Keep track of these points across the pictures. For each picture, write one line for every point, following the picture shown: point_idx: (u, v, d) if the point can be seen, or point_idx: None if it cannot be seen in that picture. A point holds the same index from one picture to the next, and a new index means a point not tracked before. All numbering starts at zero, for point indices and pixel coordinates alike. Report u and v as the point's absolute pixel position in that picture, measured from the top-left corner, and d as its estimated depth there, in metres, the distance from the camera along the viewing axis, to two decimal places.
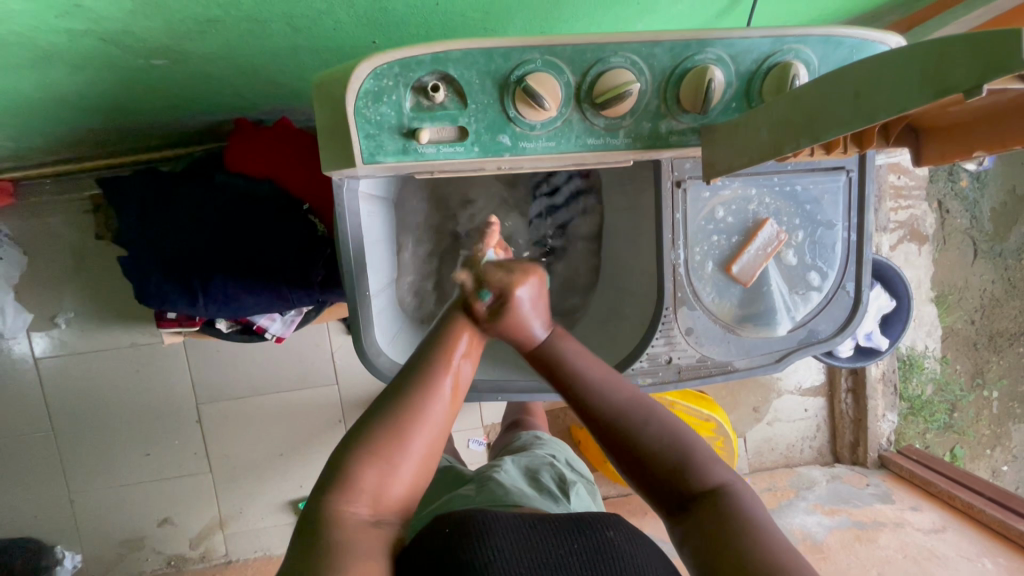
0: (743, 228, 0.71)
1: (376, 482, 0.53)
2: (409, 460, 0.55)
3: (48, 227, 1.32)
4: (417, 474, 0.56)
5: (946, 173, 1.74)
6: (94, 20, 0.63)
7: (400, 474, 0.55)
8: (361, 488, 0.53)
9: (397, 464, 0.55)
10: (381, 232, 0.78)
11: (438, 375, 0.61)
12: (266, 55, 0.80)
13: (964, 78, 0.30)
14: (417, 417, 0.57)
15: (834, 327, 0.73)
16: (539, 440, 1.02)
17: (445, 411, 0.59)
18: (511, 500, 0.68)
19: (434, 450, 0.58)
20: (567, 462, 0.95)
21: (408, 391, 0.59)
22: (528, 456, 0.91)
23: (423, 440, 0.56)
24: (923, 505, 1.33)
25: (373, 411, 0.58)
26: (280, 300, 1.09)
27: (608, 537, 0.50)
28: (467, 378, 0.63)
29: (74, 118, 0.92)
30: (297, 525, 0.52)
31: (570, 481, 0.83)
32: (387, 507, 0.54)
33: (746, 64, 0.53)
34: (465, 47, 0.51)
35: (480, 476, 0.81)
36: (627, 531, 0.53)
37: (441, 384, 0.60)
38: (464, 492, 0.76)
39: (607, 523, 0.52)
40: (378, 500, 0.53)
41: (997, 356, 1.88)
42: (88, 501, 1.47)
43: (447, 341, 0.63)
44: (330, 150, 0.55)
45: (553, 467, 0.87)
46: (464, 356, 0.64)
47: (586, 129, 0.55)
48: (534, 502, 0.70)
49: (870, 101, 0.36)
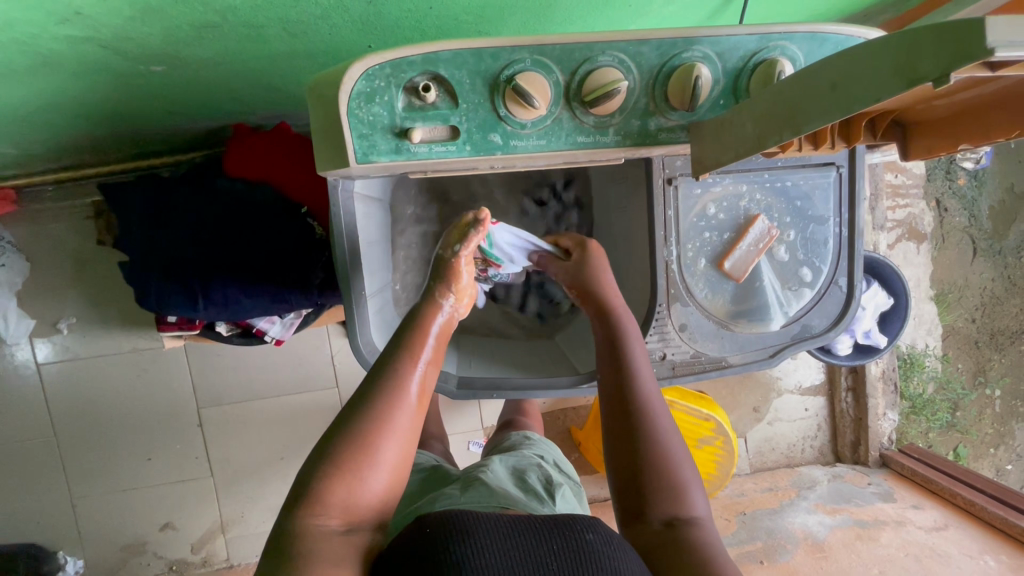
0: (734, 224, 0.72)
1: (344, 494, 0.53)
2: (376, 471, 0.55)
3: (51, 234, 1.33)
4: (388, 483, 0.56)
5: (943, 171, 1.75)
6: (94, 28, 0.65)
7: (368, 484, 0.54)
8: (331, 500, 0.53)
9: (365, 475, 0.54)
10: (377, 232, 0.79)
11: (405, 381, 0.60)
12: (264, 60, 0.81)
13: (933, 66, 0.29)
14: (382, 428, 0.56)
15: (827, 322, 0.73)
16: (528, 441, 1.02)
17: (410, 418, 0.58)
18: (494, 503, 0.67)
19: (404, 458, 0.57)
20: (555, 464, 0.95)
21: (374, 398, 0.57)
22: (517, 457, 0.90)
23: (392, 448, 0.56)
24: (925, 504, 1.33)
25: (340, 420, 0.57)
26: (279, 302, 1.09)
27: (586, 540, 0.50)
28: (433, 386, 0.62)
29: (75, 124, 0.93)
30: (268, 540, 0.53)
31: (557, 482, 0.83)
32: (359, 517, 0.54)
33: (733, 61, 0.54)
34: (455, 48, 0.52)
35: (466, 475, 0.81)
36: (608, 533, 0.52)
37: (408, 390, 0.59)
38: (450, 491, 0.75)
39: (587, 525, 0.52)
40: (350, 510, 0.53)
41: (999, 354, 1.88)
42: (90, 506, 1.48)
43: (414, 346, 0.63)
44: (324, 151, 0.56)
45: (541, 468, 0.86)
46: (429, 362, 0.63)
47: (576, 127, 0.56)
48: (519, 504, 0.70)
49: (847, 93, 0.35)
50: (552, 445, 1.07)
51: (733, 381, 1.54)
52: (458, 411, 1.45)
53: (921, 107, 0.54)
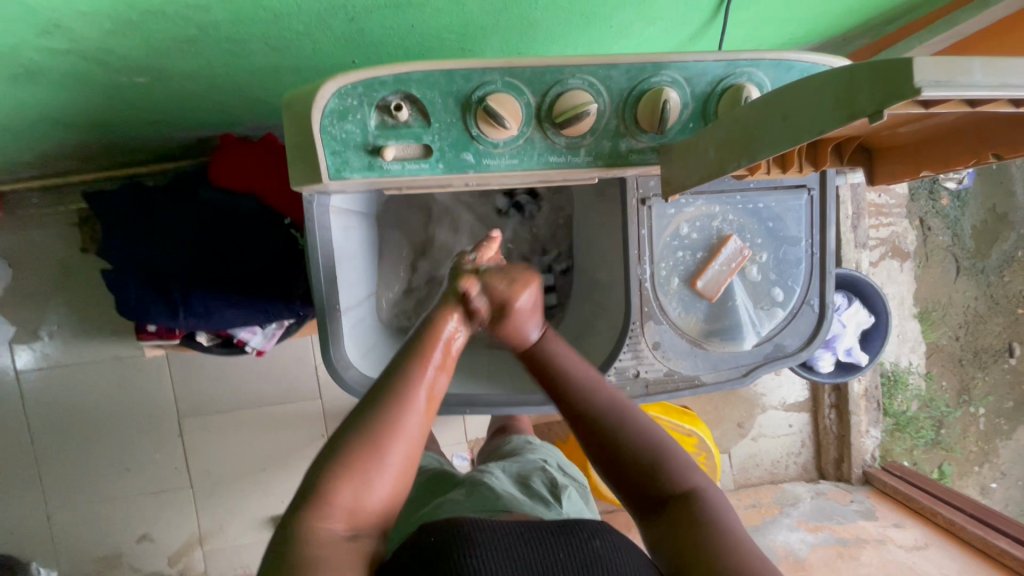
0: (707, 244, 0.73)
1: (346, 500, 0.53)
2: (383, 476, 0.54)
3: (34, 240, 1.33)
4: (396, 489, 0.55)
5: (926, 192, 1.77)
6: (75, 40, 0.65)
7: (376, 488, 0.53)
8: (337, 506, 0.52)
9: (371, 481, 0.53)
10: (355, 247, 0.79)
11: (414, 384, 0.57)
12: (247, 73, 0.82)
13: (869, 102, 0.30)
14: (390, 431, 0.55)
15: (800, 341, 0.74)
16: (530, 445, 1.01)
17: (420, 421, 0.57)
18: (495, 507, 0.67)
19: (412, 464, 0.56)
20: (560, 466, 0.94)
21: (386, 400, 0.56)
22: (519, 462, 0.90)
23: (400, 454, 0.55)
24: (906, 522, 1.33)
25: (351, 420, 0.56)
26: (261, 313, 1.09)
27: (594, 548, 0.51)
28: (443, 391, 0.60)
29: (59, 133, 0.93)
30: (273, 540, 0.52)
31: (562, 486, 0.82)
32: (363, 522, 0.53)
33: (701, 86, 0.55)
34: (428, 68, 0.52)
35: (471, 480, 0.80)
36: (614, 541, 0.53)
37: (418, 395, 0.57)
38: (451, 497, 0.74)
39: (593, 532, 0.52)
40: (355, 516, 0.53)
41: (983, 372, 1.89)
42: (65, 516, 1.45)
43: (425, 348, 0.60)
44: (297, 166, 0.56)
45: (544, 472, 0.86)
46: (440, 368, 0.60)
47: (548, 147, 0.57)
48: (524, 506, 0.70)
49: (795, 123, 0.36)
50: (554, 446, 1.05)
51: (718, 396, 1.54)
52: (443, 423, 1.44)
53: (885, 134, 0.54)
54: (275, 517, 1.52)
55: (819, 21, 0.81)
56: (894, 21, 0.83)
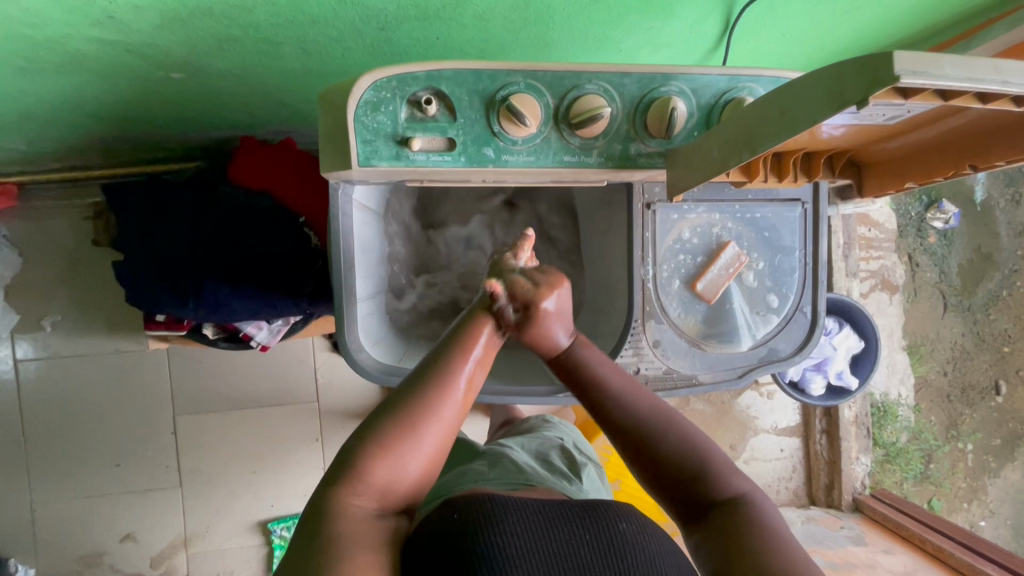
0: (707, 249, 0.77)
1: (381, 477, 0.54)
2: (414, 456, 0.55)
3: (49, 231, 1.35)
4: (427, 468, 0.56)
5: (914, 229, 1.83)
6: (123, 32, 0.70)
7: (409, 467, 0.55)
8: (369, 483, 0.53)
9: (404, 460, 0.54)
10: (371, 239, 0.82)
11: (452, 375, 0.59)
12: (276, 76, 0.87)
13: (856, 92, 0.34)
14: (428, 416, 0.56)
15: (793, 347, 0.77)
16: (547, 423, 1.10)
17: (457, 411, 0.58)
18: (522, 480, 0.75)
19: (443, 448, 0.57)
20: (576, 444, 1.03)
21: (425, 386, 0.57)
22: (539, 439, 0.99)
23: (436, 436, 0.56)
24: (895, 549, 1.33)
25: (389, 401, 0.58)
26: (270, 308, 1.11)
27: (620, 530, 0.51)
28: (480, 384, 0.61)
29: (91, 125, 0.97)
30: (302, 515, 0.53)
31: (580, 464, 0.92)
32: (392, 500, 0.54)
33: (706, 97, 0.60)
34: (457, 67, 0.57)
35: (493, 450, 0.89)
36: (638, 520, 0.53)
37: (457, 383, 0.59)
38: (476, 466, 0.82)
39: (617, 513, 0.53)
40: (385, 493, 0.54)
41: (970, 409, 1.91)
42: (49, 511, 1.43)
43: (464, 341, 0.62)
44: (328, 153, 0.60)
45: (561, 451, 0.96)
46: (477, 361, 0.61)
47: (562, 147, 0.61)
48: (544, 479, 0.79)
49: (792, 116, 0.40)
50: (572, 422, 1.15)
51: (710, 418, 1.56)
52: None
53: (874, 149, 0.60)
54: (264, 521, 1.50)
55: (814, 54, 0.87)
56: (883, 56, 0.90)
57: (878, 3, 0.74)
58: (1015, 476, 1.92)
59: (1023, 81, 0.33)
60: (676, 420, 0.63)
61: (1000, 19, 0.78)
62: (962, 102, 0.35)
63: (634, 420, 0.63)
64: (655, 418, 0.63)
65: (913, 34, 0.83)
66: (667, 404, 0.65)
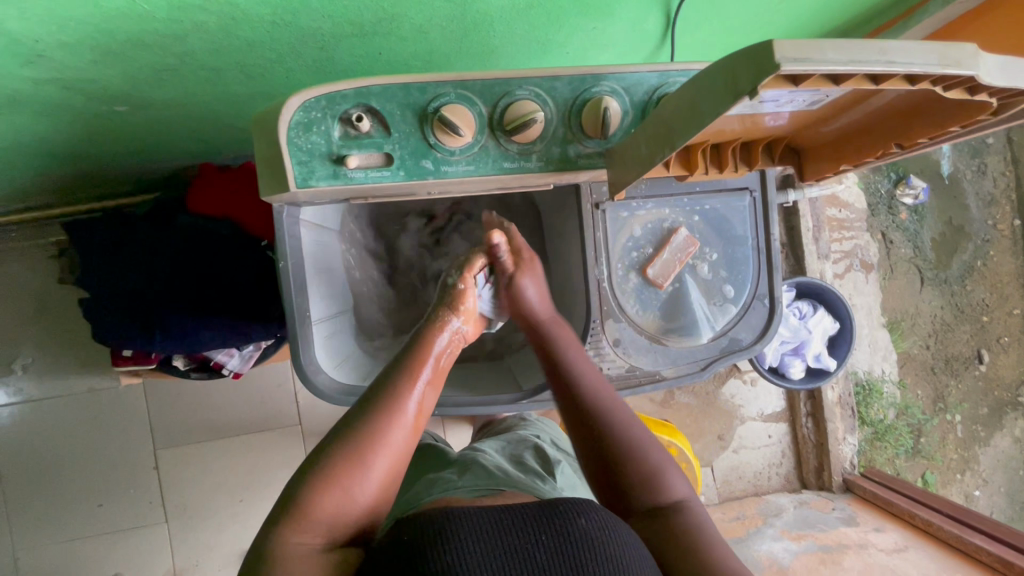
0: (658, 239, 0.77)
1: (328, 510, 0.54)
2: (363, 484, 0.56)
3: (13, 274, 1.33)
4: (377, 495, 0.57)
5: (885, 207, 1.85)
6: (58, 69, 0.69)
7: (358, 494, 0.56)
8: (315, 517, 0.54)
9: (352, 489, 0.55)
10: (329, 259, 0.82)
11: (403, 397, 0.62)
12: (223, 102, 0.86)
13: (749, 81, 0.34)
14: (374, 443, 0.58)
15: (753, 335, 0.78)
16: (525, 421, 1.11)
17: (405, 437, 0.60)
18: (491, 486, 0.75)
19: (395, 474, 0.58)
20: (553, 441, 1.04)
21: (374, 412, 0.60)
22: (513, 441, 1.00)
23: (382, 465, 0.57)
24: (886, 526, 1.34)
25: (336, 433, 0.59)
26: (238, 334, 1.10)
27: (580, 527, 0.51)
28: (431, 406, 0.64)
29: (41, 165, 0.96)
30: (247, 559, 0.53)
31: (552, 461, 0.93)
32: (341, 531, 0.54)
33: (639, 95, 0.60)
34: (385, 83, 0.57)
35: (465, 460, 0.90)
36: (602, 520, 0.52)
37: (406, 408, 0.61)
38: (446, 474, 0.83)
39: (578, 512, 0.52)
40: (333, 526, 0.54)
41: (955, 379, 1.92)
42: (31, 559, 1.39)
43: (414, 363, 0.65)
44: (266, 177, 0.60)
45: (535, 450, 0.96)
46: (428, 384, 0.64)
47: (501, 154, 0.61)
48: (515, 480, 0.79)
49: (700, 111, 0.40)
50: (551, 421, 1.15)
51: (696, 408, 1.57)
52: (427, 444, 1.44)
53: (807, 134, 0.60)
54: None
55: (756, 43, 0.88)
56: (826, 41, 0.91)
57: None
58: (1004, 444, 1.95)
59: (904, 59, 0.33)
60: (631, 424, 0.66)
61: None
62: (854, 83, 0.36)
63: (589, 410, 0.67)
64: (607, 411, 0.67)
65: (851, 17, 0.84)
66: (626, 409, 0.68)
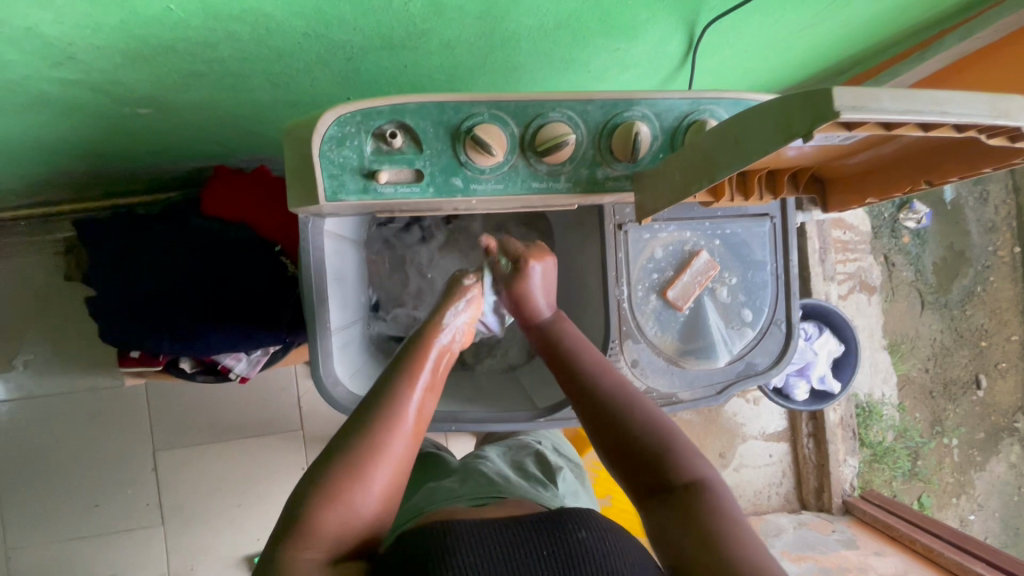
0: (678, 261, 0.78)
1: (332, 524, 0.52)
2: (367, 497, 0.54)
3: (18, 269, 1.32)
4: (382, 507, 0.55)
5: (889, 230, 1.86)
6: (86, 72, 0.69)
7: (361, 507, 0.54)
8: (319, 532, 0.52)
9: (355, 502, 0.53)
10: (347, 270, 0.82)
11: (400, 405, 0.59)
12: (246, 109, 0.86)
13: (805, 125, 0.36)
14: (375, 452, 0.55)
15: (769, 360, 0.78)
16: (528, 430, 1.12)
17: (406, 445, 0.58)
18: (492, 492, 0.74)
19: (398, 485, 0.56)
20: (554, 448, 1.05)
21: (373, 421, 0.57)
22: (514, 449, 1.00)
23: (385, 474, 0.55)
24: (886, 550, 1.34)
25: (335, 444, 0.57)
26: (247, 339, 1.10)
27: (579, 538, 0.50)
28: (430, 413, 0.61)
29: (58, 163, 0.96)
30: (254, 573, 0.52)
31: (554, 468, 0.93)
32: (348, 543, 0.53)
33: (669, 120, 0.61)
34: (421, 100, 0.58)
35: (466, 467, 0.89)
36: (602, 529, 0.52)
37: (406, 415, 0.59)
38: (447, 483, 0.82)
39: (580, 523, 0.52)
40: (338, 538, 0.52)
41: (953, 403, 1.94)
42: (23, 558, 1.37)
43: (413, 369, 0.63)
44: (295, 189, 0.60)
45: (535, 457, 0.97)
46: (426, 390, 0.62)
47: (530, 174, 0.62)
48: (516, 488, 0.79)
49: (747, 147, 0.42)
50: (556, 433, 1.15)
51: (698, 425, 1.57)
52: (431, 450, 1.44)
53: (834, 166, 0.61)
54: (250, 556, 1.45)
55: (775, 69, 0.90)
56: (844, 66, 0.92)
57: (833, 18, 0.76)
58: (1000, 469, 1.96)
59: (958, 110, 0.35)
60: (639, 404, 0.65)
61: (948, 32, 0.81)
62: (904, 132, 0.38)
63: (601, 392, 0.66)
64: (616, 395, 0.66)
65: (870, 46, 0.85)
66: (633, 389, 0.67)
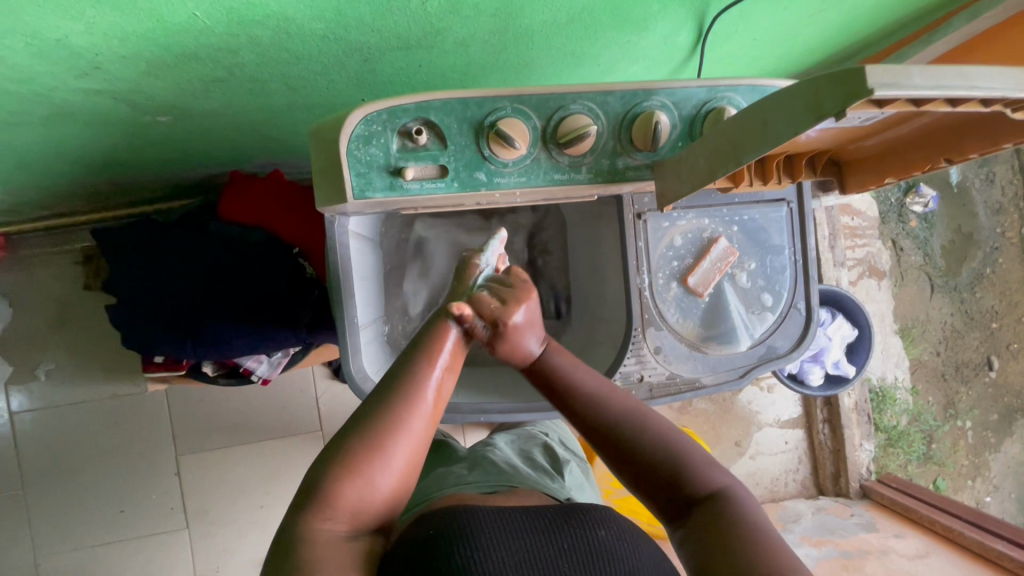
0: (697, 247, 0.79)
1: (351, 498, 0.53)
2: (386, 473, 0.55)
3: (38, 280, 1.34)
4: (399, 485, 0.56)
5: (896, 215, 1.87)
6: (110, 81, 0.70)
7: (380, 482, 0.54)
8: (339, 504, 0.52)
9: (375, 478, 0.54)
10: (368, 267, 0.83)
11: (420, 383, 0.59)
12: (262, 113, 0.88)
13: (835, 105, 0.38)
14: (395, 427, 0.56)
15: (790, 343, 0.80)
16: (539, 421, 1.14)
17: (424, 424, 0.58)
18: (502, 482, 0.76)
19: (416, 462, 0.57)
20: (562, 441, 1.07)
21: (394, 398, 0.58)
22: (522, 439, 1.02)
23: (404, 452, 0.56)
24: (906, 532, 1.35)
25: (357, 419, 0.57)
26: (269, 341, 1.11)
27: (598, 535, 0.51)
28: (450, 392, 0.61)
29: (79, 173, 0.97)
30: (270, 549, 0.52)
31: (562, 462, 0.96)
32: (367, 519, 0.54)
33: (688, 109, 0.62)
34: (445, 97, 0.59)
35: (475, 456, 0.91)
36: (620, 528, 0.53)
37: (426, 392, 0.59)
38: (458, 469, 0.84)
39: (600, 522, 0.53)
40: (356, 514, 0.53)
41: (965, 386, 1.94)
42: (52, 565, 1.39)
43: (432, 347, 0.62)
44: (323, 188, 0.61)
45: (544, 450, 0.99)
46: (447, 368, 0.62)
47: (552, 166, 0.63)
48: (524, 476, 0.80)
49: (775, 132, 0.43)
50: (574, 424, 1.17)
51: (713, 414, 1.58)
52: None
53: (852, 147, 0.62)
54: None
55: (783, 56, 0.90)
56: (851, 51, 0.92)
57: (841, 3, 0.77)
58: (1015, 449, 1.96)
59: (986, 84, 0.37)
60: (651, 418, 0.65)
61: (955, 14, 0.82)
62: (933, 107, 0.39)
63: (610, 419, 0.66)
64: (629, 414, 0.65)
65: (878, 30, 0.86)
66: (643, 404, 0.67)
